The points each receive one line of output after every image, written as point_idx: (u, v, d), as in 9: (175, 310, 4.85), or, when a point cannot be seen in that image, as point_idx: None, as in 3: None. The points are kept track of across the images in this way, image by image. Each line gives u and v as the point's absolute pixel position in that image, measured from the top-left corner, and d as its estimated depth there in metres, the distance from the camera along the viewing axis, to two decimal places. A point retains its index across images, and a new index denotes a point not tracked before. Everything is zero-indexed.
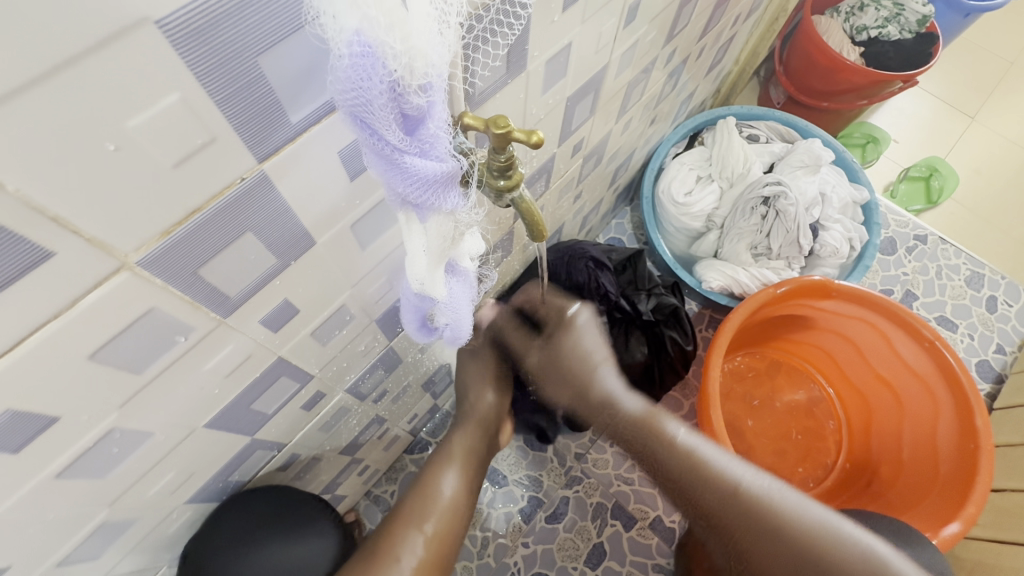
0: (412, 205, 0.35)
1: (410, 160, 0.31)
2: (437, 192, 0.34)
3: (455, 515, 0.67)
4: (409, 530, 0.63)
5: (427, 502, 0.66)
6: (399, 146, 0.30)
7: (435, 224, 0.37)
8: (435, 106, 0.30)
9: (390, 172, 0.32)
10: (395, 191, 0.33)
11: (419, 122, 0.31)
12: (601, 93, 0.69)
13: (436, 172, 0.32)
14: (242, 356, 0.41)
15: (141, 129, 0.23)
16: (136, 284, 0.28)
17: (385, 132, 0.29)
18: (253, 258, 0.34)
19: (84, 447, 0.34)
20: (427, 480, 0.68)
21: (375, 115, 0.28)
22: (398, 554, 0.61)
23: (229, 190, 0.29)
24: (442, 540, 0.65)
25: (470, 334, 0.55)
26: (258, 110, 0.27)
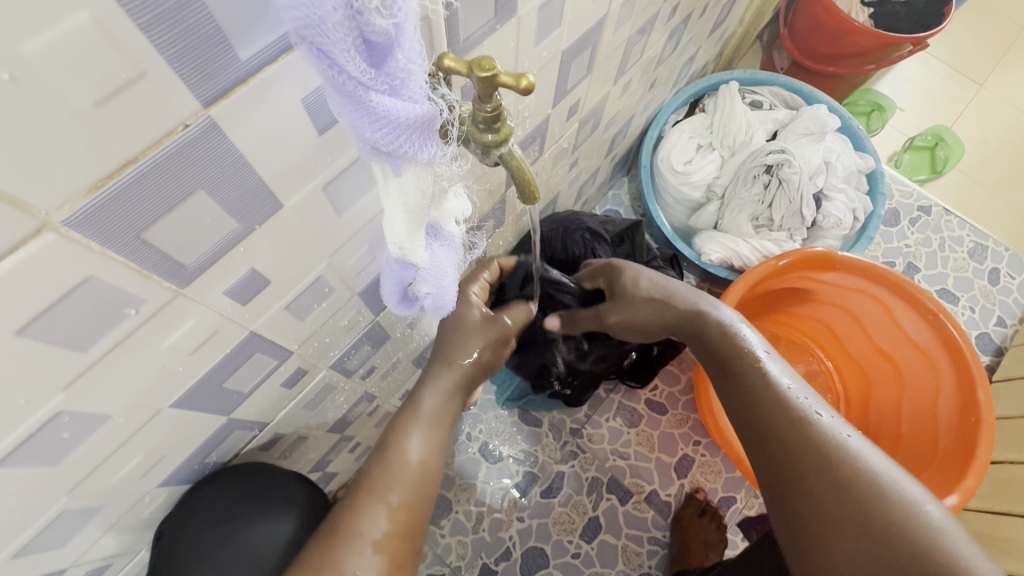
0: (385, 154, 0.31)
1: (376, 99, 0.27)
2: (410, 138, 0.30)
3: (424, 481, 0.56)
4: (370, 502, 0.52)
5: (389, 469, 0.54)
6: (363, 81, 0.26)
7: (411, 177, 0.33)
8: (404, 31, 0.26)
9: (357, 115, 0.28)
10: (364, 138, 0.29)
11: (386, 53, 0.27)
12: (598, 49, 0.64)
13: (407, 114, 0.29)
14: (207, 331, 0.38)
15: (41, 53, 0.19)
16: (66, 248, 0.25)
17: (346, 64, 0.25)
18: (208, 221, 0.31)
19: (28, 431, 0.31)
20: (386, 447, 0.56)
21: (330, 40, 0.24)
22: (363, 530, 0.50)
23: (170, 138, 0.25)
24: (412, 509, 0.54)
25: (454, 304, 0.52)
26: (195, 40, 0.23)
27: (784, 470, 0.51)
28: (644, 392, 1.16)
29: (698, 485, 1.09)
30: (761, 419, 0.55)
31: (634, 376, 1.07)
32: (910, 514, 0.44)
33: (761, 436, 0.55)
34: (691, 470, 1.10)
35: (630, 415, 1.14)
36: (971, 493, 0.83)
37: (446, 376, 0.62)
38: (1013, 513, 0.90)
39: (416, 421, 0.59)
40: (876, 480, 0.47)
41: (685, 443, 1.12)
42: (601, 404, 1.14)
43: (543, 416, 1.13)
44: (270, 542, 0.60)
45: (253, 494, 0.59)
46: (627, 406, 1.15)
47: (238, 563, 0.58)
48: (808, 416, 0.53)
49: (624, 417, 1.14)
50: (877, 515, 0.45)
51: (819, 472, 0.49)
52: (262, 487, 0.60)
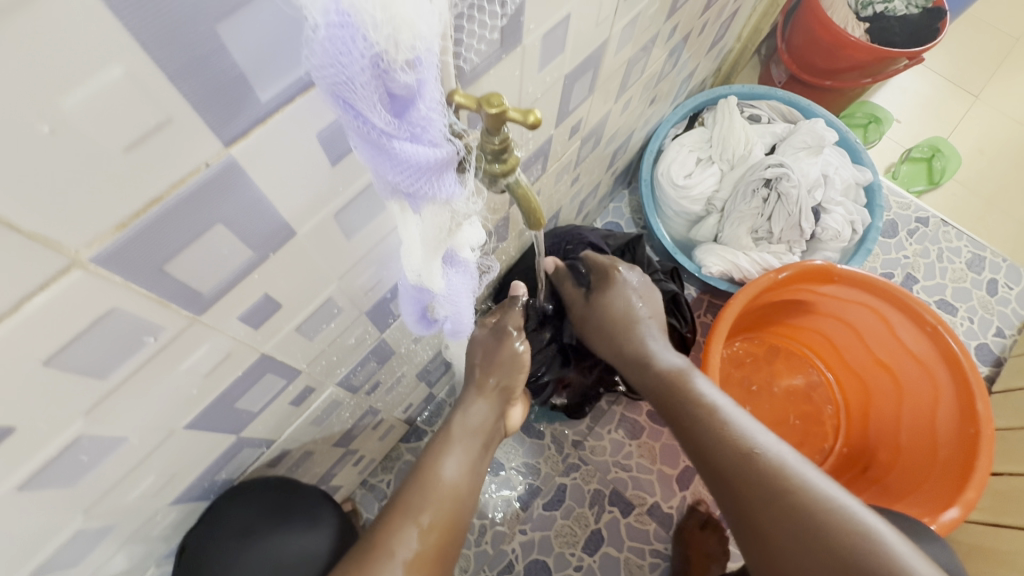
0: (404, 194, 0.32)
1: (399, 146, 0.28)
2: (429, 180, 0.31)
3: (456, 505, 0.58)
4: (405, 521, 0.55)
5: (424, 490, 0.57)
6: (387, 131, 0.27)
7: (430, 215, 0.34)
8: (426, 85, 0.27)
9: (379, 159, 0.29)
10: (385, 180, 0.31)
11: (408, 103, 0.28)
12: (600, 70, 0.65)
13: (428, 158, 0.30)
14: (221, 354, 0.38)
15: (78, 107, 0.20)
16: (92, 283, 0.26)
17: (370, 115, 0.26)
18: (225, 252, 0.32)
19: (48, 456, 0.32)
20: (422, 469, 0.59)
21: (357, 95, 0.25)
22: (394, 547, 0.53)
23: (193, 177, 0.26)
24: (442, 530, 0.56)
25: (471, 326, 0.53)
26: (219, 87, 0.24)
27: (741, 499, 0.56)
28: (646, 404, 1.16)
29: (700, 497, 1.09)
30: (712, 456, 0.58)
31: (638, 390, 1.08)
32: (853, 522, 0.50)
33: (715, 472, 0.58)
34: (693, 482, 1.10)
35: (632, 427, 1.15)
36: (971, 505, 0.83)
37: (481, 402, 0.64)
38: (1015, 525, 0.90)
39: (452, 445, 0.62)
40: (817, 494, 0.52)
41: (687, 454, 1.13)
42: (603, 416, 1.15)
43: (545, 428, 1.14)
44: (301, 555, 0.62)
45: (283, 506, 0.62)
46: (629, 418, 1.15)
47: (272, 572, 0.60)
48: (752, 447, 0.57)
49: (626, 429, 1.14)
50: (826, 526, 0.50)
51: (767, 497, 0.54)
52: (292, 499, 0.63)
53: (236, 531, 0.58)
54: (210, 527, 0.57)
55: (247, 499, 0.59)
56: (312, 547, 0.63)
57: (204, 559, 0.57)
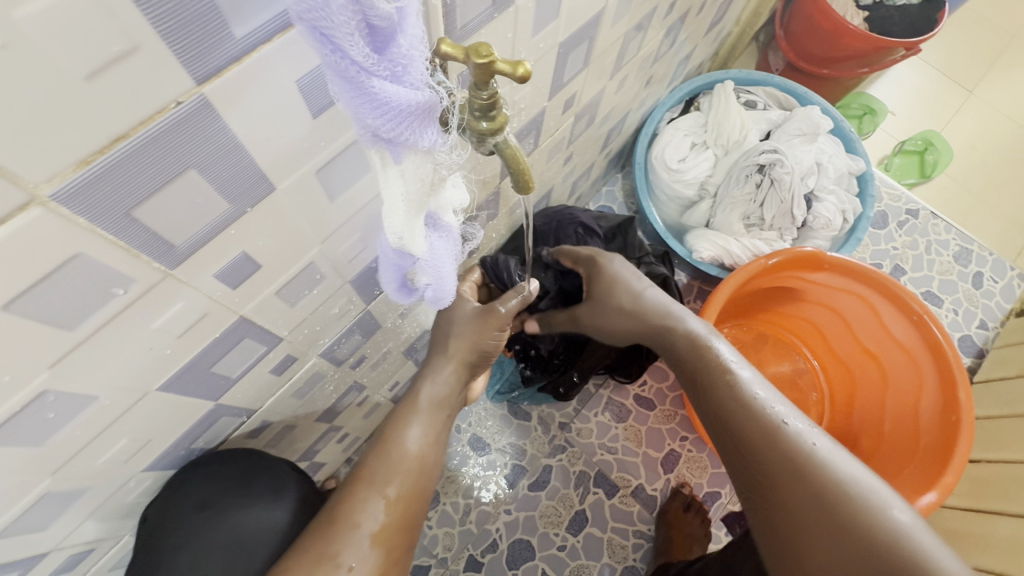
0: (384, 140, 0.31)
1: (379, 85, 0.27)
2: (411, 125, 0.30)
3: (419, 474, 0.56)
4: (366, 492, 0.52)
5: (386, 459, 0.55)
6: (365, 66, 0.26)
7: (411, 166, 0.34)
8: (407, 17, 0.27)
9: (359, 101, 0.27)
10: (365, 126, 0.29)
11: (389, 38, 0.27)
12: (596, 42, 0.64)
13: (410, 99, 0.29)
14: (197, 313, 0.37)
15: (32, 21, 0.19)
16: (54, 223, 0.24)
17: (349, 48, 0.25)
18: (200, 202, 0.30)
19: (12, 409, 0.31)
20: (385, 438, 0.56)
21: (334, 23, 0.24)
22: (358, 520, 0.51)
23: (162, 115, 0.25)
24: (407, 502, 0.54)
25: (453, 295, 0.52)
26: (188, 15, 0.23)
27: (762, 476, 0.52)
28: (633, 388, 1.17)
29: (684, 480, 1.11)
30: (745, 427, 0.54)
31: (624, 372, 1.08)
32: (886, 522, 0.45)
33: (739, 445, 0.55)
34: (677, 466, 1.11)
35: (619, 410, 1.15)
36: (948, 490, 0.85)
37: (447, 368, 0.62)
38: (994, 511, 0.92)
39: (410, 413, 0.59)
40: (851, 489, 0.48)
41: (672, 438, 1.13)
42: (590, 399, 1.15)
43: (532, 410, 1.14)
44: (267, 529, 0.60)
45: (247, 479, 0.59)
46: (615, 402, 1.15)
47: (231, 547, 0.58)
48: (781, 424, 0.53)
49: (612, 412, 1.15)
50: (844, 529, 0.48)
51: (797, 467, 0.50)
52: (256, 472, 0.60)
53: (197, 506, 0.56)
54: (170, 500, 0.54)
55: (213, 471, 0.56)
56: (273, 521, 0.61)
57: (162, 532, 0.55)
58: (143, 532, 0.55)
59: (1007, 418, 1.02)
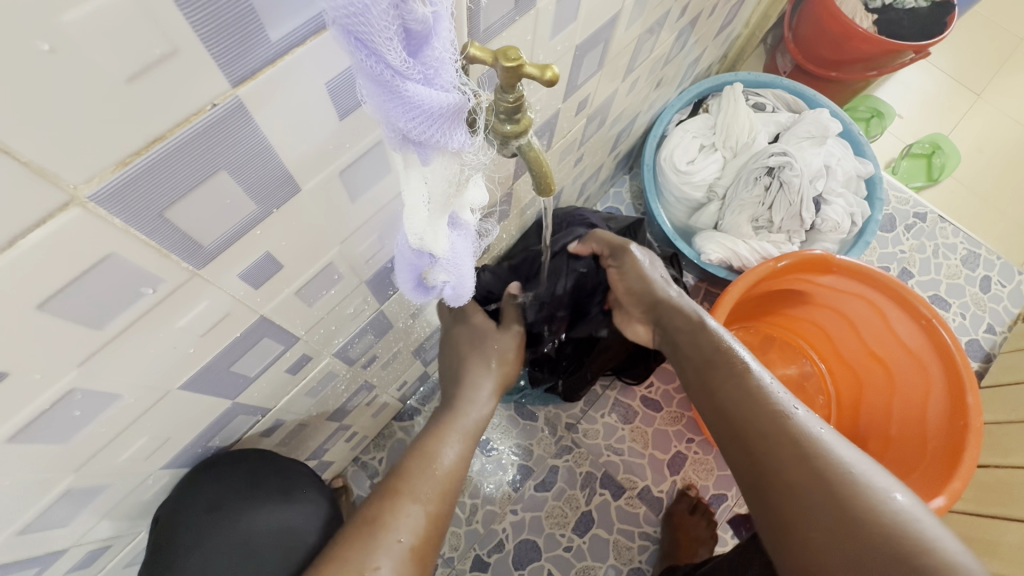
0: (413, 144, 0.31)
1: (412, 88, 0.27)
2: (440, 128, 0.30)
3: (454, 489, 0.56)
4: (406, 504, 0.52)
5: (426, 473, 0.54)
6: (400, 70, 0.26)
7: (439, 167, 0.33)
8: (440, 21, 0.27)
9: (390, 104, 0.28)
10: (395, 129, 0.29)
11: (423, 41, 0.27)
12: (610, 45, 0.64)
13: (440, 103, 0.29)
14: (219, 313, 0.38)
15: (84, 25, 0.19)
16: (90, 224, 0.25)
17: (385, 52, 0.25)
18: (228, 203, 0.31)
19: (40, 407, 0.31)
20: (423, 451, 0.56)
21: (373, 28, 0.24)
22: (396, 532, 0.50)
23: (198, 117, 0.25)
24: (442, 518, 0.54)
25: (471, 293, 0.53)
26: (226, 19, 0.23)
27: (760, 467, 0.51)
28: (640, 389, 1.17)
29: (690, 482, 1.11)
30: (744, 416, 0.54)
31: (631, 373, 1.08)
32: (884, 506, 0.45)
33: (739, 441, 0.54)
34: (683, 467, 1.12)
35: (626, 411, 1.15)
36: (956, 495, 0.85)
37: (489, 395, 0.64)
38: (1002, 516, 0.92)
39: (451, 427, 0.59)
40: (853, 475, 0.47)
41: (678, 440, 1.13)
42: (597, 401, 1.15)
43: (539, 411, 1.14)
44: (278, 530, 0.60)
45: (257, 480, 0.59)
46: (622, 403, 1.16)
47: (239, 549, 0.58)
48: (782, 410, 0.53)
49: (619, 413, 1.15)
50: (859, 510, 0.45)
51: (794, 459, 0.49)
52: (266, 473, 0.60)
53: (206, 508, 0.56)
54: (180, 502, 0.54)
55: (222, 470, 0.56)
56: (281, 521, 0.60)
57: (175, 533, 0.55)
58: (155, 534, 0.55)
59: (1015, 423, 1.02)
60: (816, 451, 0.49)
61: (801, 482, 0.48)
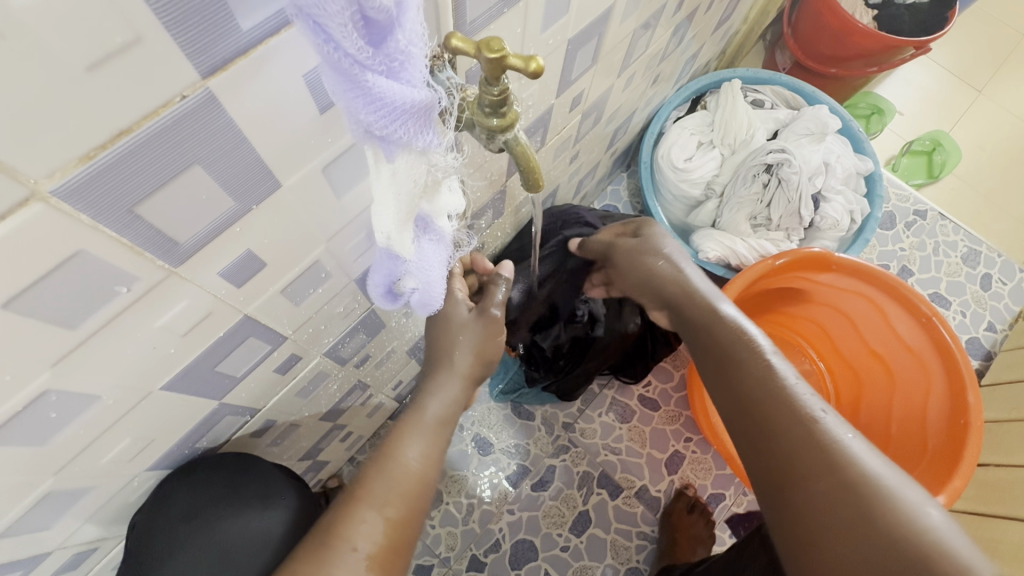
0: (379, 139, 0.30)
1: (373, 79, 0.26)
2: (406, 122, 0.29)
3: (418, 491, 0.54)
4: (363, 509, 0.51)
5: (386, 475, 0.53)
6: (360, 59, 0.25)
7: (403, 165, 0.32)
8: (405, 11, 0.26)
9: (353, 96, 0.27)
10: (359, 123, 0.28)
11: (386, 32, 0.26)
12: (604, 39, 0.63)
13: (404, 97, 0.28)
14: (201, 312, 0.37)
15: (36, 10, 0.18)
16: (56, 220, 0.24)
17: (342, 40, 0.24)
18: (204, 198, 0.30)
19: (14, 408, 0.31)
20: (383, 453, 0.54)
21: (327, 13, 0.23)
22: (353, 541, 0.49)
23: (166, 109, 0.24)
24: (405, 524, 0.52)
25: (441, 303, 0.51)
26: (192, 5, 0.22)
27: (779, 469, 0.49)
28: (637, 388, 1.16)
29: (688, 481, 1.10)
30: (763, 408, 0.52)
31: (628, 372, 1.07)
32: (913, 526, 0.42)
33: (756, 434, 0.52)
34: (681, 467, 1.11)
35: (623, 410, 1.14)
36: (957, 494, 0.84)
37: (452, 383, 0.59)
38: (1002, 516, 0.91)
39: (413, 428, 0.56)
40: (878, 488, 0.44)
41: (676, 439, 1.13)
42: (594, 400, 1.14)
43: (536, 410, 1.14)
44: (258, 537, 0.60)
45: (236, 487, 0.58)
46: (619, 402, 1.15)
47: (217, 559, 0.58)
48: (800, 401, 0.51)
49: (617, 412, 1.14)
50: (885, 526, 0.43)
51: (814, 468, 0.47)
52: (245, 480, 0.59)
53: (182, 517, 0.55)
54: (156, 512, 0.53)
55: (203, 475, 0.55)
56: (260, 526, 0.60)
57: (152, 542, 0.54)
58: (131, 545, 0.54)
59: (1017, 421, 1.01)
60: (834, 449, 0.47)
61: (816, 477, 0.47)
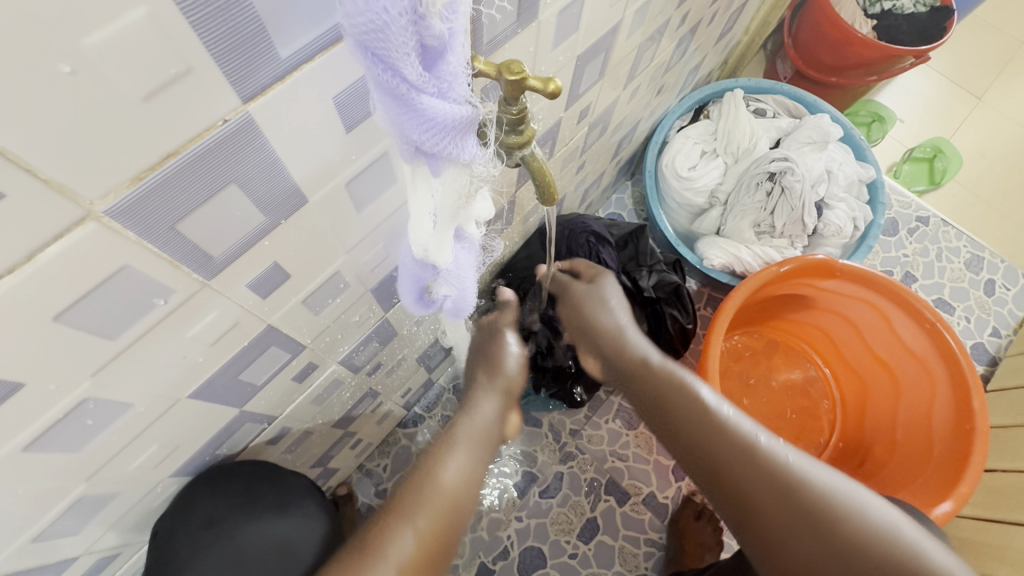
0: (425, 155, 0.31)
1: (427, 101, 0.28)
2: (454, 140, 0.30)
3: (455, 507, 0.51)
4: (398, 520, 0.49)
5: (421, 488, 0.51)
6: (417, 84, 0.27)
7: (450, 178, 0.33)
8: (456, 37, 0.28)
9: (406, 116, 0.28)
10: (408, 140, 0.30)
11: (438, 56, 0.27)
12: (611, 54, 0.65)
13: (454, 115, 0.29)
14: (228, 323, 0.38)
15: (101, 47, 0.20)
16: (105, 238, 0.25)
17: (404, 67, 0.26)
18: (238, 215, 0.31)
19: (55, 416, 0.32)
20: (420, 467, 0.53)
21: (393, 44, 0.24)
22: (386, 550, 0.47)
23: (210, 133, 0.26)
24: (437, 539, 0.49)
25: (472, 307, 0.53)
26: (238, 38, 0.23)
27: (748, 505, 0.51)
28: None
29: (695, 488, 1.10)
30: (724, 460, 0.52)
31: None
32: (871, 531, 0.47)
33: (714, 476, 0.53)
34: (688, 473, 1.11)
35: (629, 417, 1.15)
36: (964, 500, 0.84)
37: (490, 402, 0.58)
38: (1008, 521, 0.92)
39: (453, 444, 0.55)
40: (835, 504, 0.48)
41: None
42: (601, 406, 1.15)
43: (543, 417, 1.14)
44: (276, 544, 0.60)
45: (253, 494, 0.59)
46: (626, 409, 1.16)
47: (236, 566, 0.58)
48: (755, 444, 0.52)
49: (623, 419, 1.15)
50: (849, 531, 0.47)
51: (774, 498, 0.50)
52: (265, 487, 0.60)
53: (203, 524, 0.56)
54: (176, 520, 0.54)
55: (224, 480, 0.56)
56: (280, 536, 0.61)
57: (171, 550, 0.55)
58: (152, 553, 0.55)
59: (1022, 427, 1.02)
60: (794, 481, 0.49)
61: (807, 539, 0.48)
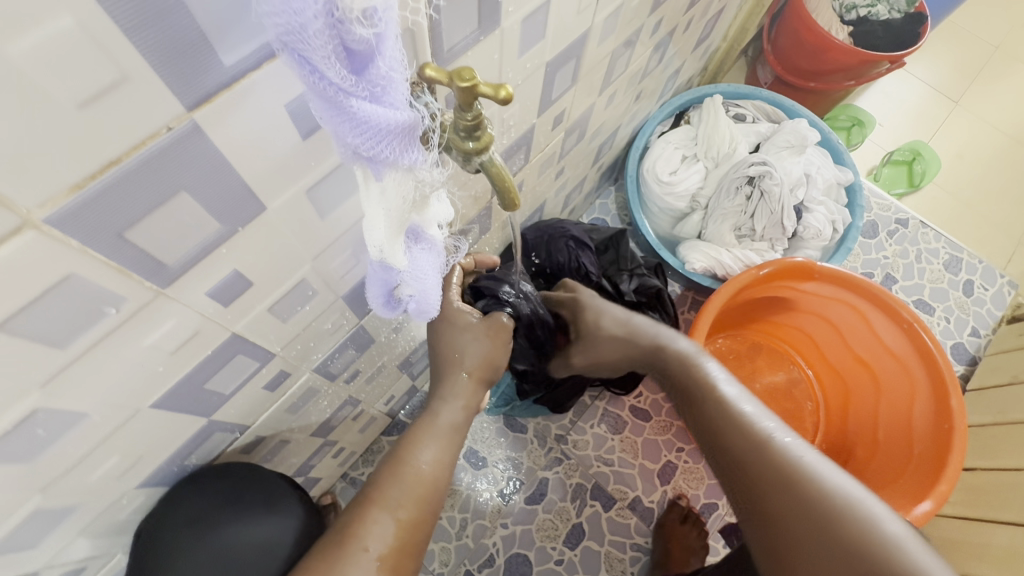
0: (366, 160, 0.31)
1: (357, 105, 0.28)
2: (391, 144, 0.31)
3: (432, 493, 0.55)
4: (377, 511, 0.51)
5: (399, 479, 0.54)
6: (344, 87, 0.27)
7: (392, 184, 0.34)
8: (385, 41, 0.27)
9: (340, 120, 0.28)
10: (346, 145, 0.30)
11: (367, 61, 0.28)
12: (583, 60, 0.65)
13: (388, 120, 0.30)
14: (189, 331, 0.38)
15: (30, 53, 0.20)
16: (47, 245, 0.25)
17: (326, 70, 0.26)
18: (191, 223, 0.31)
19: (5, 427, 0.32)
20: (395, 457, 0.56)
21: (312, 46, 0.25)
22: (365, 541, 0.50)
23: (153, 140, 0.26)
24: (416, 525, 0.53)
25: (436, 308, 0.53)
26: (175, 45, 0.24)
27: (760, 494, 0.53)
28: (628, 399, 1.17)
29: (681, 491, 1.10)
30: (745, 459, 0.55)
31: (619, 384, 1.08)
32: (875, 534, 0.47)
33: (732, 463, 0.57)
34: (673, 477, 1.11)
35: (615, 421, 1.15)
36: (944, 499, 0.85)
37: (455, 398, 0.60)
38: (990, 519, 0.92)
39: (427, 432, 0.58)
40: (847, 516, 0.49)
41: (668, 450, 1.13)
42: (586, 411, 1.15)
43: (528, 422, 1.14)
44: (261, 545, 0.59)
45: (235, 497, 0.58)
46: (611, 413, 1.16)
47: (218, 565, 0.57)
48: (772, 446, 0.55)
49: (608, 423, 1.15)
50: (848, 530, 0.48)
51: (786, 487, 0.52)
52: (245, 488, 0.59)
53: (185, 521, 0.55)
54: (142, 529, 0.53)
55: (206, 482, 0.56)
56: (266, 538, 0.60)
57: (155, 545, 0.54)
58: (133, 554, 0.55)
59: (1002, 426, 1.03)
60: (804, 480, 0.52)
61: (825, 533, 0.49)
